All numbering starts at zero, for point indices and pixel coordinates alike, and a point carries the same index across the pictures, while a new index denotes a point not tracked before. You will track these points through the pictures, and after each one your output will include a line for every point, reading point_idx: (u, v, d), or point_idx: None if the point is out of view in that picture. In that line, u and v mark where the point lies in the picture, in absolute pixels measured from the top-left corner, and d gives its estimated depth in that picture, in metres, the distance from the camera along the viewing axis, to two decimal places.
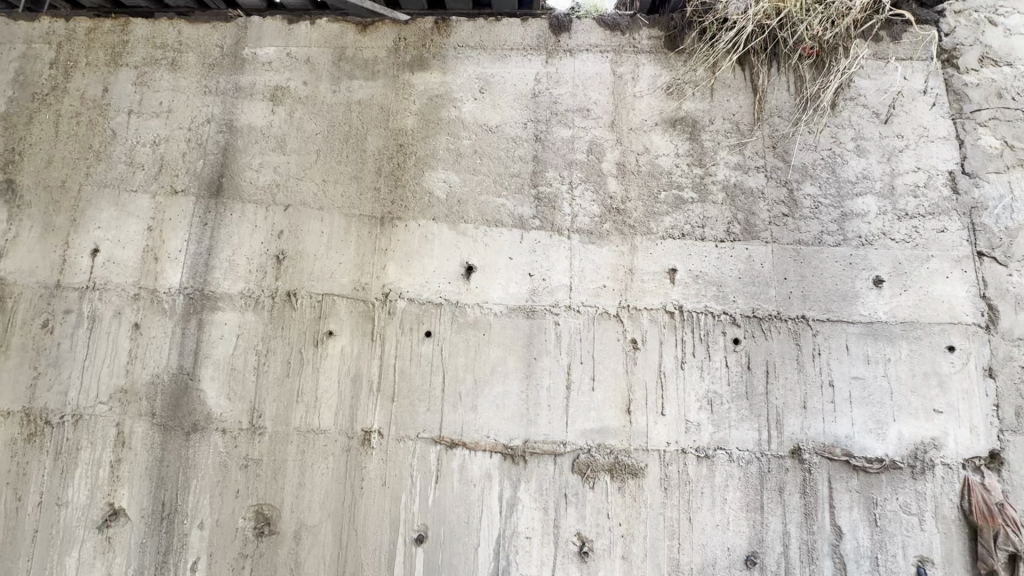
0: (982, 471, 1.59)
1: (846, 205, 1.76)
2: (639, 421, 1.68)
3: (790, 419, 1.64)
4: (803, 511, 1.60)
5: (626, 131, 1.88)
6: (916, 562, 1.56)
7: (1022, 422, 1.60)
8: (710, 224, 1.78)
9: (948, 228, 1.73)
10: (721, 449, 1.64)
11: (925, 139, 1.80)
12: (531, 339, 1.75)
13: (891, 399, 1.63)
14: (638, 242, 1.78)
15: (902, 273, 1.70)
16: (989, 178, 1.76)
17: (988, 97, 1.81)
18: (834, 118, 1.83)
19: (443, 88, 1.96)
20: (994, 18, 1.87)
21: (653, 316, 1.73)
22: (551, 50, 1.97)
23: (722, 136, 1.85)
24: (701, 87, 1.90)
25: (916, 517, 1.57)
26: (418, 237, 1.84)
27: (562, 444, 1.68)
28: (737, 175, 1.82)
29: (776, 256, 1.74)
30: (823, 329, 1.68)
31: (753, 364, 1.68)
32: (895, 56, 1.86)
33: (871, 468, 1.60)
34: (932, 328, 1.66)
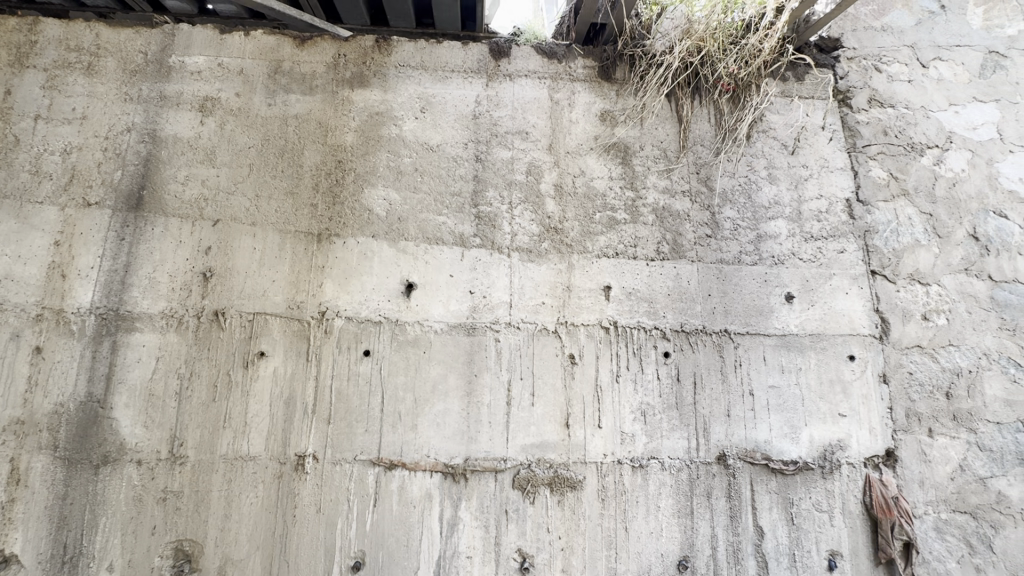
0: (880, 468, 1.75)
1: (761, 227, 1.93)
2: (577, 434, 1.72)
3: (716, 427, 1.74)
4: (728, 514, 1.70)
5: (563, 154, 1.96)
6: (828, 557, 1.69)
7: (911, 422, 1.79)
8: (641, 244, 1.88)
9: (847, 249, 1.93)
10: (654, 459, 1.72)
11: (826, 170, 2.01)
12: (471, 356, 1.76)
13: (803, 406, 1.78)
14: (575, 260, 1.85)
15: (810, 290, 1.87)
16: (879, 205, 1.98)
17: (876, 133, 2.06)
18: (749, 148, 2.01)
19: (384, 106, 1.97)
20: (879, 66, 2.13)
21: (590, 331, 1.79)
22: (491, 74, 2.03)
23: (651, 161, 1.98)
24: (632, 115, 2.02)
25: (827, 514, 1.71)
26: (357, 254, 1.82)
27: (502, 460, 1.69)
28: (664, 198, 1.94)
29: (701, 274, 1.86)
30: (743, 342, 1.81)
31: (682, 376, 1.78)
32: (799, 95, 2.08)
33: (787, 470, 1.73)
34: (836, 339, 1.83)
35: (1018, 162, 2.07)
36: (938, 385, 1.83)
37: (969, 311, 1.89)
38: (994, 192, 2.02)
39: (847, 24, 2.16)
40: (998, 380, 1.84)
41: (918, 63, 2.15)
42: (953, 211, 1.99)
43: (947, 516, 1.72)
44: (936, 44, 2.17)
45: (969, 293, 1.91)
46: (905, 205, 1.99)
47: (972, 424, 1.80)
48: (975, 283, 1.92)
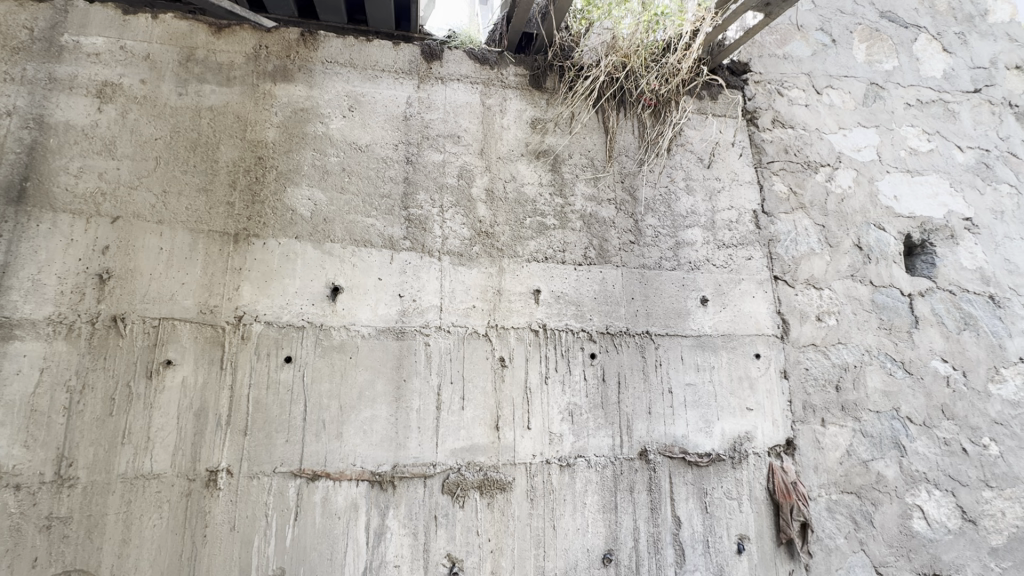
0: (782, 456, 1.92)
1: (680, 235, 2.05)
2: (507, 436, 1.74)
3: (638, 424, 1.83)
4: (649, 507, 1.78)
5: (494, 159, 1.99)
6: (737, 541, 1.82)
7: (807, 413, 1.98)
8: (569, 249, 1.94)
9: (754, 256, 2.10)
10: (581, 457, 1.77)
11: (736, 183, 2.18)
12: (400, 361, 1.73)
13: (715, 402, 1.91)
14: (506, 264, 1.88)
15: (722, 293, 2.02)
16: (781, 216, 2.18)
17: (779, 151, 2.26)
18: (669, 160, 2.13)
19: (309, 103, 1.89)
20: (781, 90, 2.35)
21: (520, 334, 1.82)
22: (422, 76, 2.02)
23: (580, 170, 2.05)
24: (562, 124, 2.08)
25: (736, 501, 1.85)
26: (278, 256, 1.73)
27: (432, 465, 1.68)
28: (591, 205, 2.01)
29: (625, 278, 1.95)
30: (663, 343, 1.92)
31: (608, 376, 1.85)
32: (713, 113, 2.24)
33: (702, 462, 1.85)
34: (744, 339, 1.99)
35: (894, 182, 2.36)
36: (830, 379, 2.03)
37: (854, 312, 2.13)
38: (874, 208, 2.29)
39: (754, 51, 2.36)
40: (878, 373, 2.08)
41: (814, 90, 2.39)
42: (841, 223, 2.22)
43: (837, 497, 1.92)
44: (828, 74, 2.43)
45: (854, 297, 2.15)
46: (803, 217, 2.20)
47: (857, 413, 2.02)
48: (859, 288, 2.16)
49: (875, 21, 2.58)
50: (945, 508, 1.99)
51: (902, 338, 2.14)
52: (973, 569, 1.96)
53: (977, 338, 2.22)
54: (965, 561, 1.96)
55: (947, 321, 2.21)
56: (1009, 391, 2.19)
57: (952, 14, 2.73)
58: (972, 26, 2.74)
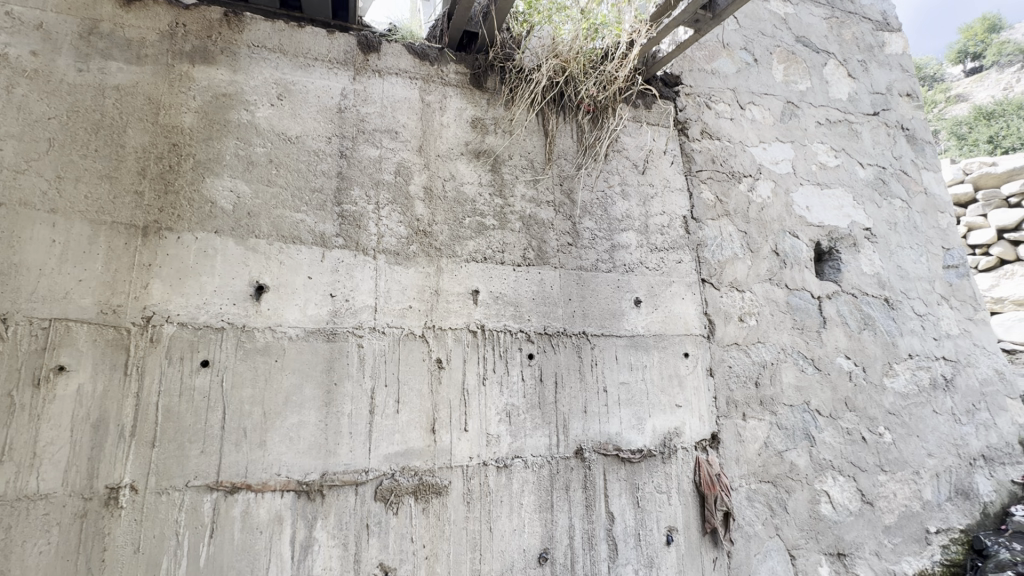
0: (707, 450, 2.02)
1: (615, 238, 2.11)
2: (443, 439, 1.71)
3: (574, 423, 1.86)
4: (584, 504, 1.82)
5: (433, 157, 1.95)
6: (667, 533, 1.89)
7: (730, 408, 2.10)
8: (508, 249, 1.94)
9: (684, 260, 2.20)
10: (518, 457, 1.77)
11: (668, 189, 2.27)
12: (331, 363, 1.65)
13: (647, 399, 1.98)
14: (444, 264, 1.85)
15: (654, 295, 2.10)
16: (708, 222, 2.30)
17: (707, 161, 2.39)
18: (606, 165, 2.19)
19: (232, 88, 1.77)
20: (709, 104, 2.49)
21: (457, 335, 1.80)
22: (359, 67, 1.94)
23: (519, 171, 2.06)
24: (502, 125, 2.08)
25: (665, 494, 1.93)
26: (194, 251, 1.60)
27: (364, 472, 1.61)
28: (530, 207, 2.03)
29: (562, 279, 1.98)
30: (599, 342, 1.96)
31: (545, 376, 1.87)
32: (648, 121, 2.33)
33: (634, 458, 1.91)
34: (674, 338, 2.08)
35: (807, 193, 2.56)
36: (750, 376, 2.17)
37: (772, 313, 2.29)
38: (790, 217, 2.47)
39: (685, 65, 2.48)
40: (792, 370, 2.24)
41: (738, 105, 2.55)
42: (761, 230, 2.38)
43: (756, 486, 2.05)
44: (751, 91, 2.60)
45: (772, 299, 2.31)
46: (728, 224, 2.33)
47: (774, 407, 2.16)
48: (777, 291, 2.33)
49: (792, 45, 2.79)
50: (847, 492, 2.19)
51: (812, 337, 2.33)
52: (871, 546, 2.16)
53: (875, 337, 2.46)
54: (864, 539, 2.16)
55: (850, 321, 2.43)
56: (900, 384, 2.44)
57: (855, 43, 3.01)
58: (872, 55, 3.03)
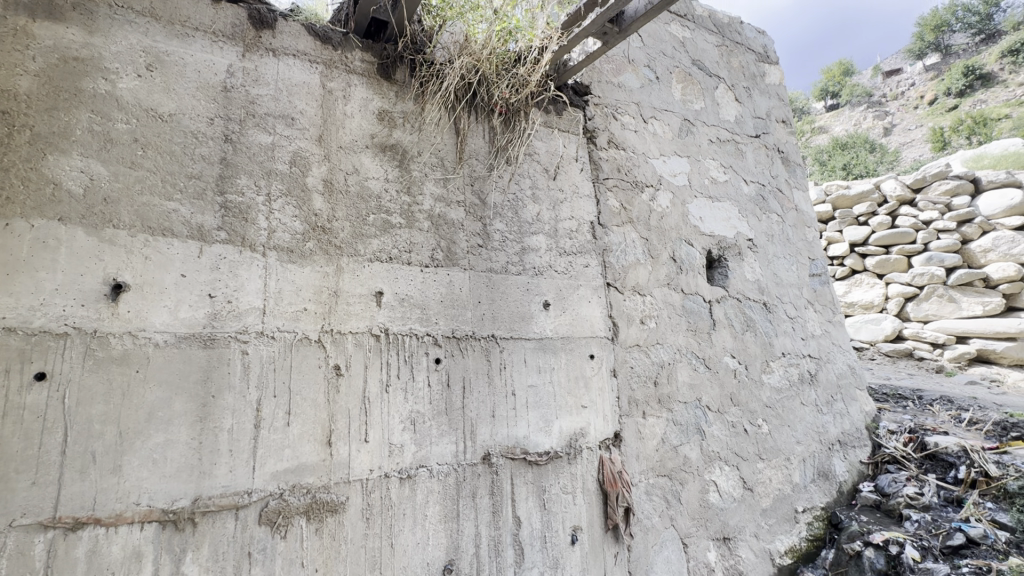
0: (610, 448, 2.09)
1: (525, 241, 2.12)
2: (341, 452, 1.59)
3: (482, 428, 1.83)
4: (491, 510, 1.78)
5: (334, 148, 1.81)
6: (572, 533, 1.92)
7: (631, 407, 2.19)
8: (416, 249, 1.86)
9: (591, 264, 2.26)
10: (423, 467, 1.70)
11: (577, 195, 2.33)
12: (208, 374, 1.46)
13: (554, 401, 2.00)
14: (344, 263, 1.72)
15: (562, 298, 2.13)
16: (614, 228, 2.39)
17: (613, 169, 2.49)
18: (517, 168, 2.19)
19: (86, 51, 1.50)
20: (616, 115, 2.59)
21: (358, 340, 1.68)
22: (249, 44, 1.75)
23: (429, 168, 1.98)
24: (412, 120, 2.00)
25: (571, 495, 1.95)
26: (28, 242, 1.33)
27: (246, 494, 1.45)
28: (440, 206, 1.96)
29: (472, 281, 1.94)
30: (508, 345, 1.95)
31: (452, 381, 1.81)
32: (558, 127, 2.36)
33: (541, 460, 1.91)
34: (580, 341, 2.13)
35: (700, 205, 2.76)
36: (650, 376, 2.28)
37: (669, 316, 2.43)
38: (686, 226, 2.65)
39: (594, 76, 2.57)
40: (686, 369, 2.40)
41: (641, 118, 2.69)
42: (661, 238, 2.53)
43: (654, 481, 2.15)
44: (653, 106, 2.76)
45: (670, 303, 2.45)
46: (631, 231, 2.44)
47: (670, 405, 2.30)
48: (674, 295, 2.48)
49: (688, 67, 3.01)
50: (732, 481, 2.38)
51: (704, 338, 2.51)
52: (751, 529, 2.37)
53: (755, 337, 2.71)
54: (746, 523, 2.36)
55: (735, 324, 2.66)
56: (776, 380, 2.71)
57: (741, 71, 3.32)
58: (755, 84, 3.36)
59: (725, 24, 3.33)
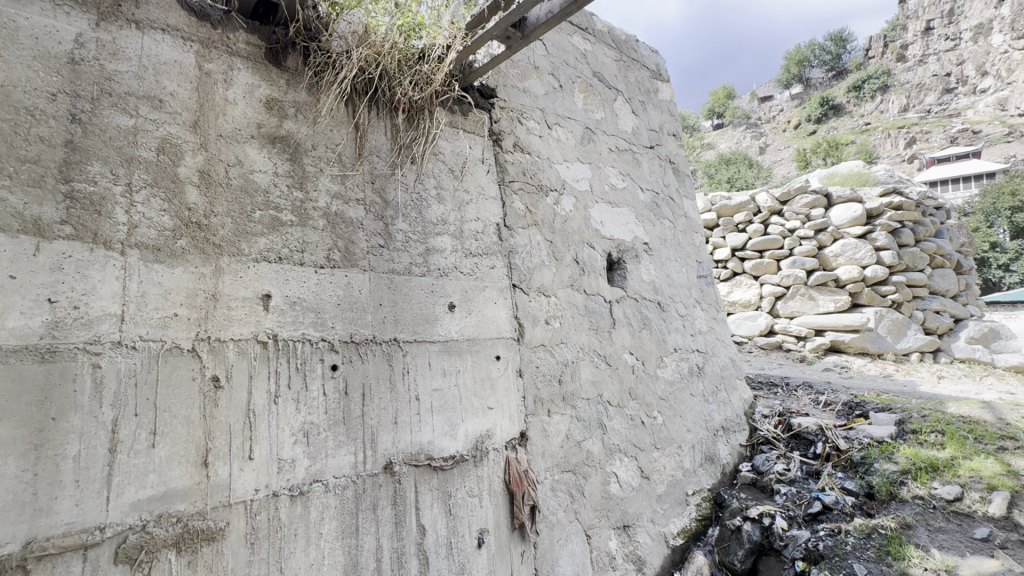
0: (516, 448, 2.11)
1: (430, 242, 2.07)
2: (219, 472, 1.43)
3: (383, 436, 1.75)
4: (394, 521, 1.71)
5: (213, 136, 1.63)
6: (478, 536, 1.90)
7: (537, 407, 2.23)
8: (310, 249, 1.74)
9: (496, 265, 2.27)
10: (317, 481, 1.59)
11: (483, 197, 2.32)
12: (47, 393, 1.24)
13: (460, 404, 1.98)
14: (225, 263, 1.56)
15: (468, 300, 2.12)
16: (519, 230, 2.43)
17: (518, 172, 2.52)
18: (421, 167, 2.14)
19: None
20: (521, 120, 2.64)
21: (241, 347, 1.53)
22: (105, 12, 1.52)
23: (325, 163, 1.86)
24: (304, 110, 1.86)
25: (477, 497, 1.94)
26: None
27: (97, 530, 1.25)
28: (337, 204, 1.85)
29: (372, 283, 1.86)
30: (411, 349, 1.89)
31: (350, 389, 1.72)
32: (463, 128, 2.34)
33: (446, 465, 1.87)
34: (486, 342, 2.12)
35: (601, 209, 2.90)
36: (555, 374, 2.34)
37: (573, 316, 2.51)
38: (587, 229, 2.77)
39: (499, 79, 2.59)
40: (589, 366, 2.49)
41: (545, 124, 2.76)
42: (564, 241, 2.61)
43: (559, 477, 2.21)
44: (556, 113, 2.84)
45: (573, 303, 2.54)
46: (536, 233, 2.49)
47: (573, 402, 2.38)
48: (577, 295, 2.57)
49: (590, 78, 3.15)
50: (631, 471, 2.51)
51: (604, 336, 2.63)
52: (648, 515, 2.52)
53: (651, 334, 2.90)
54: (643, 510, 2.51)
55: (633, 322, 2.82)
56: (669, 373, 2.92)
57: (637, 86, 3.55)
58: (649, 98, 3.62)
59: (622, 40, 3.54)
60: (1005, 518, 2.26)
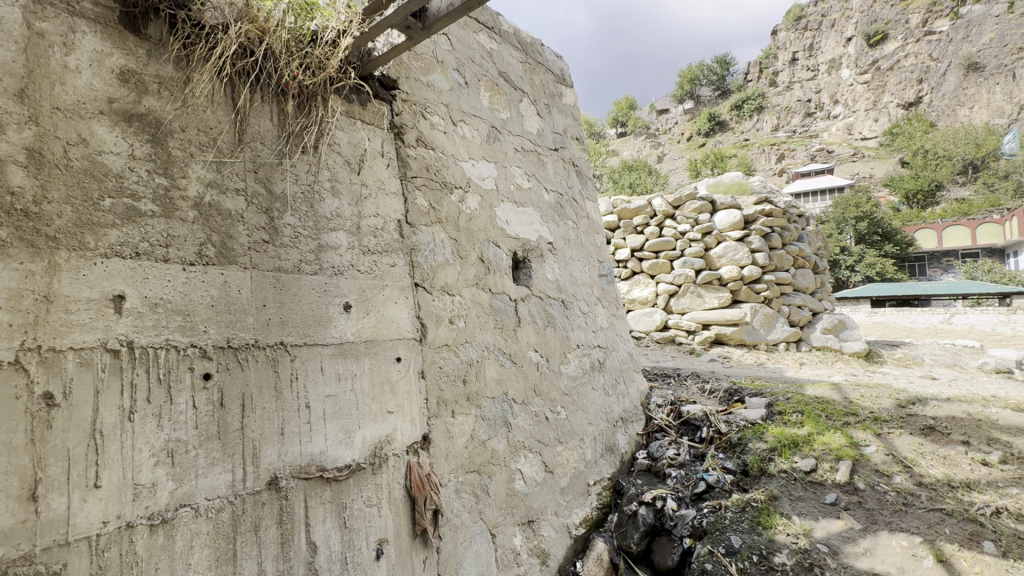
0: (418, 452, 2.05)
1: (322, 238, 1.93)
2: (53, 506, 1.21)
3: (268, 450, 1.60)
4: (279, 542, 1.57)
5: (47, 109, 1.36)
6: (376, 547, 1.81)
7: (439, 408, 2.18)
8: (176, 244, 1.54)
9: (397, 264, 2.19)
10: (185, 506, 1.41)
11: (383, 192, 2.22)
12: None
13: (356, 410, 1.87)
14: (62, 259, 1.31)
15: (365, 299, 2.01)
16: (422, 228, 2.36)
17: (421, 168, 2.45)
18: (313, 157, 1.99)
19: None
20: (424, 114, 2.56)
21: (84, 358, 1.31)
22: None
23: (196, 147, 1.65)
24: (170, 86, 1.63)
25: (375, 507, 1.84)
26: None
27: None
28: (212, 193, 1.66)
29: (254, 282, 1.69)
30: (301, 354, 1.74)
31: (227, 400, 1.54)
32: (361, 118, 2.22)
33: (341, 476, 1.76)
34: (385, 344, 2.03)
35: (506, 209, 2.92)
36: (459, 374, 2.31)
37: (477, 315, 2.50)
38: (493, 228, 2.77)
39: (401, 71, 2.49)
40: (493, 365, 2.50)
41: (450, 121, 2.71)
42: (469, 239, 2.59)
43: (463, 478, 2.18)
44: (461, 110, 2.81)
45: (478, 302, 2.52)
46: (440, 231, 2.44)
47: (478, 401, 2.36)
48: (482, 294, 2.56)
49: (495, 77, 3.16)
50: (535, 466, 2.55)
51: (509, 334, 2.65)
52: (552, 508, 2.58)
53: (555, 332, 2.97)
54: (547, 503, 2.56)
55: (538, 320, 2.87)
56: (572, 369, 3.01)
57: (542, 89, 3.62)
58: (554, 102, 3.71)
59: (528, 43, 3.60)
60: (848, 483, 2.62)
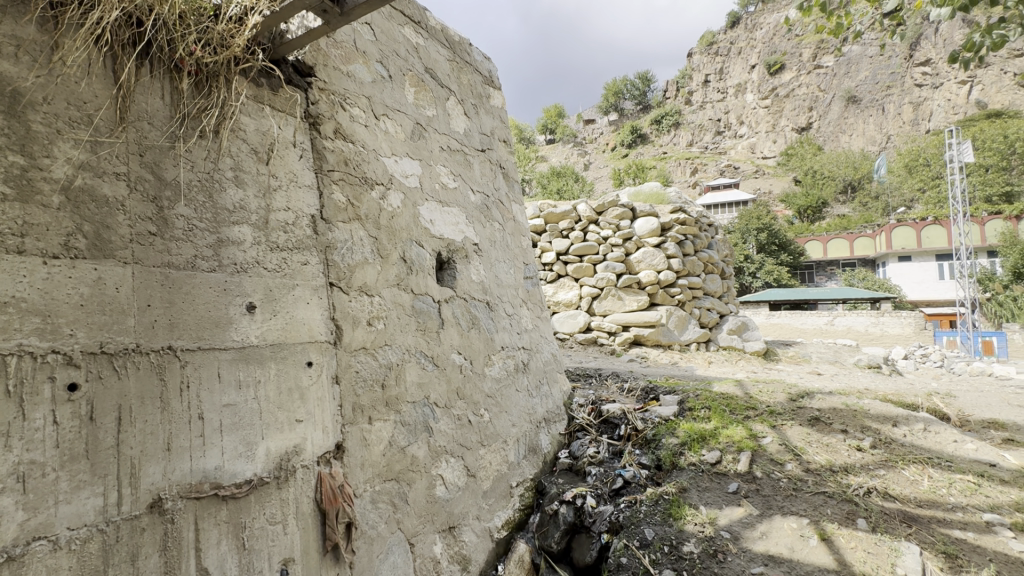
0: (330, 462, 1.93)
1: (223, 232, 1.76)
2: None
3: (150, 468, 1.42)
4: (162, 572, 1.39)
5: None
6: (280, 567, 1.67)
7: (355, 415, 2.07)
8: (35, 234, 1.32)
9: (309, 262, 2.05)
10: (41, 539, 1.21)
11: (295, 185, 2.07)
12: None
13: (259, 420, 1.72)
14: None
15: (272, 300, 1.86)
16: (339, 225, 2.23)
17: (339, 161, 2.32)
18: (212, 143, 1.80)
19: None
20: (343, 105, 2.43)
21: None
22: None
23: (64, 122, 1.43)
24: (31, 50, 1.40)
25: (280, 524, 1.70)
26: None
27: None
28: (84, 176, 1.44)
29: (136, 279, 1.50)
30: (193, 359, 1.57)
31: (98, 413, 1.35)
32: (271, 104, 2.05)
33: (239, 493, 1.61)
34: (295, 347, 1.89)
35: (430, 208, 2.84)
36: (377, 378, 2.21)
37: (398, 317, 2.41)
38: (416, 228, 2.68)
39: (318, 58, 2.34)
40: (414, 368, 2.42)
41: (372, 114, 2.60)
42: (390, 238, 2.49)
43: (379, 487, 2.09)
44: (384, 103, 2.70)
45: (399, 303, 2.43)
46: (359, 228, 2.33)
47: (397, 406, 2.27)
48: (403, 295, 2.47)
49: (421, 73, 3.07)
50: (457, 471, 2.50)
51: (432, 337, 2.58)
52: (474, 512, 2.54)
53: (479, 334, 2.94)
54: (469, 508, 2.52)
55: (462, 322, 2.83)
56: (496, 371, 3.00)
57: (470, 89, 3.59)
58: (481, 102, 3.69)
59: (456, 41, 3.55)
60: (747, 472, 2.84)
